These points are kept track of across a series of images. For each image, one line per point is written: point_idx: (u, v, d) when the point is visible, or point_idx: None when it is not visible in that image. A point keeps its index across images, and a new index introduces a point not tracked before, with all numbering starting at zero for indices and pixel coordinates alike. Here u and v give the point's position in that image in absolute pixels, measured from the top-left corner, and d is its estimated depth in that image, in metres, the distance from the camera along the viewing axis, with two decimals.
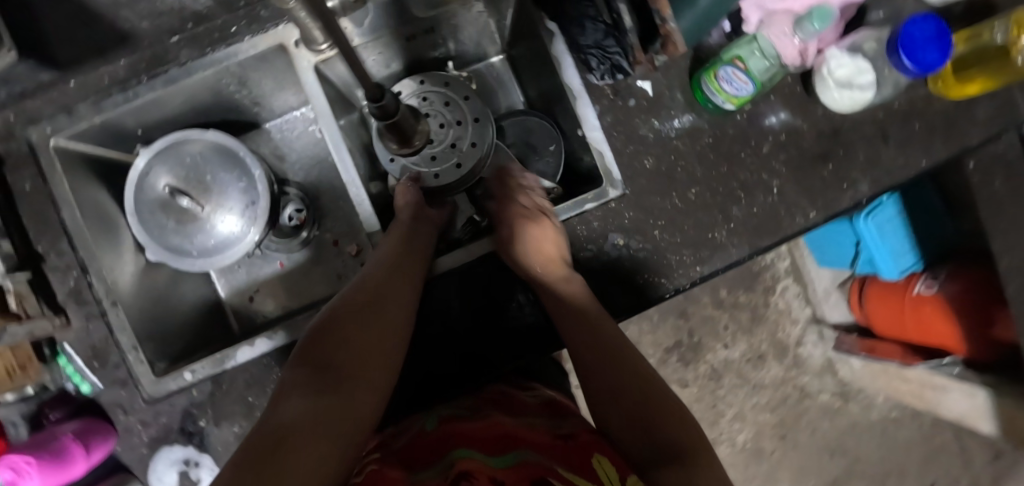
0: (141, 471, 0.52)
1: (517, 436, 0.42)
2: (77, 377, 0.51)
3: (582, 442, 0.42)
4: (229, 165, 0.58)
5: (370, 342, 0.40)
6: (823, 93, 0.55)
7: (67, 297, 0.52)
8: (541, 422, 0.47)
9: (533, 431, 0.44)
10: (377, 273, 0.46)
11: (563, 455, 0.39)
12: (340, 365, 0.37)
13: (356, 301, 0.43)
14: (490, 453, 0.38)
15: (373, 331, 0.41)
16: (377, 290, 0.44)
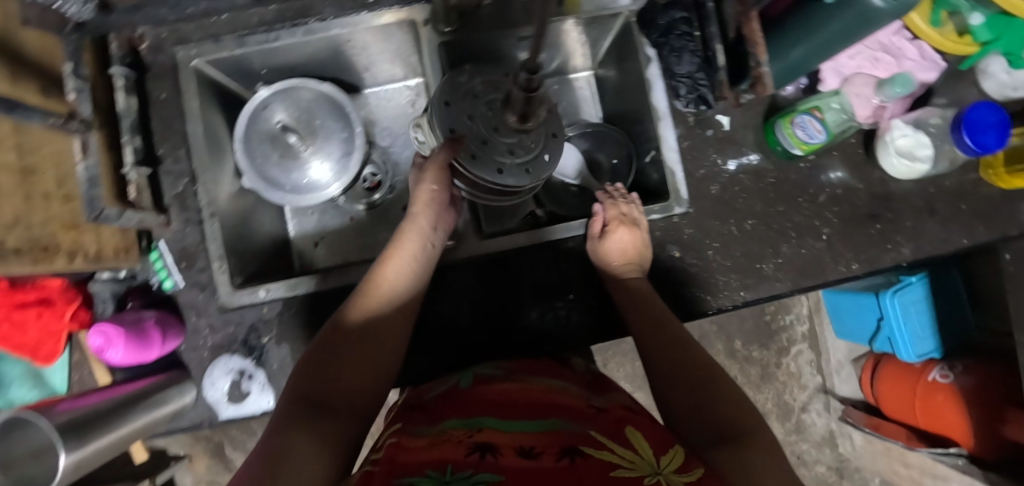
0: (197, 373, 0.56)
1: (551, 403, 0.42)
2: (163, 273, 0.55)
3: (613, 414, 0.42)
4: (336, 116, 0.64)
5: (359, 377, 0.44)
6: (883, 157, 0.60)
7: (173, 200, 0.57)
8: (573, 387, 0.48)
9: (563, 396, 0.44)
10: (371, 302, 0.49)
11: (597, 423, 0.39)
12: (337, 402, 0.41)
13: (344, 334, 0.46)
14: (518, 419, 0.38)
15: (360, 364, 0.45)
16: (365, 325, 0.47)
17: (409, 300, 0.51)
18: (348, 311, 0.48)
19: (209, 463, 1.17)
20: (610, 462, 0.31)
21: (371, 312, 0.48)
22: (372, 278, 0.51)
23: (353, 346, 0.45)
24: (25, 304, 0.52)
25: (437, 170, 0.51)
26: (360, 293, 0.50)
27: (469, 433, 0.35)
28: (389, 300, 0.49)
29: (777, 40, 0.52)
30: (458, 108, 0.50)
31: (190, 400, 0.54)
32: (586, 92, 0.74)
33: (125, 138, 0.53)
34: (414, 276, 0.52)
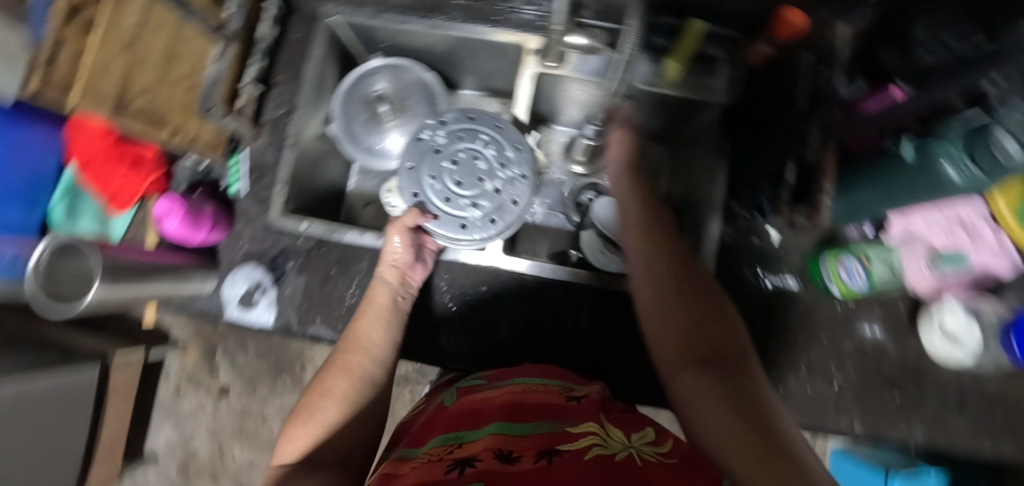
0: (225, 270, 0.62)
1: (534, 405, 0.43)
2: (234, 177, 0.63)
3: (588, 402, 0.44)
4: (427, 102, 0.70)
5: (341, 430, 0.45)
6: (924, 330, 0.59)
7: (268, 121, 0.64)
8: (553, 383, 0.48)
9: (539, 393, 0.45)
10: (352, 358, 0.50)
11: (578, 416, 0.41)
12: (324, 457, 0.43)
13: (322, 393, 0.47)
14: (498, 422, 0.41)
15: (338, 423, 0.46)
16: (347, 387, 0.48)
17: (388, 352, 0.52)
18: (328, 375, 0.49)
19: (198, 360, 1.25)
20: (587, 449, 0.34)
21: (347, 374, 0.49)
22: (350, 333, 0.53)
23: (333, 407, 0.46)
24: (120, 159, 0.59)
25: (400, 232, 0.57)
26: (341, 348, 0.51)
27: (449, 450, 0.38)
28: (366, 356, 0.51)
29: (848, 176, 0.52)
30: (421, 171, 0.58)
31: (207, 289, 0.61)
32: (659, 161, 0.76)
33: (253, 58, 0.61)
34: (392, 330, 0.54)
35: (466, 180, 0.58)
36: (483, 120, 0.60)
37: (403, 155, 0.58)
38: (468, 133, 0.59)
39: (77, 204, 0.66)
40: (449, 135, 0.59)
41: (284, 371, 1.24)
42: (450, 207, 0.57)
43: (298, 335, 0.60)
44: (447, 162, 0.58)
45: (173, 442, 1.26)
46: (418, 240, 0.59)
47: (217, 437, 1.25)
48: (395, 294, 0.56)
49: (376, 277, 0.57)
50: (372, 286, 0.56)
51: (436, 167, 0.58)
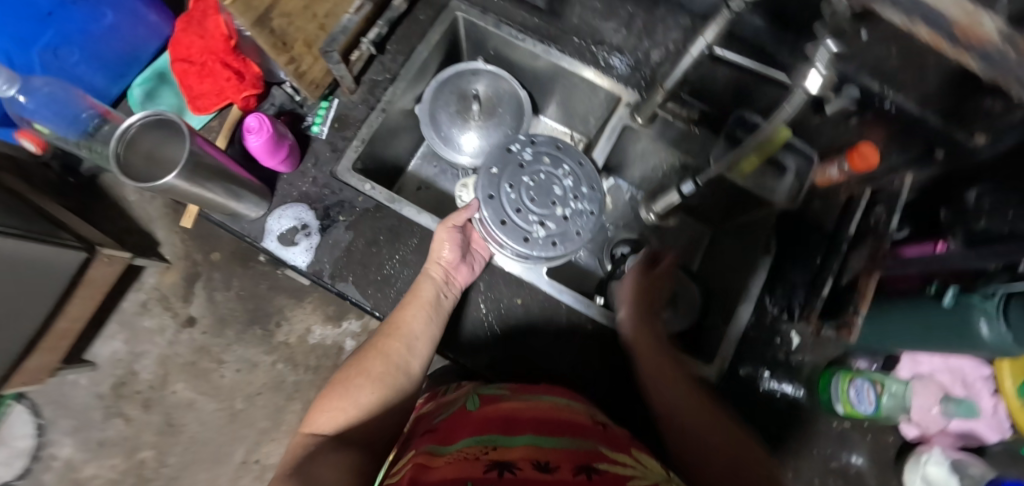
0: (275, 202, 0.63)
1: (568, 420, 0.44)
2: (319, 119, 0.64)
3: (617, 432, 0.46)
4: (513, 116, 0.72)
5: (376, 410, 0.51)
6: (908, 472, 0.61)
7: (368, 81, 0.66)
8: (581, 404, 0.50)
9: (569, 412, 0.47)
10: (392, 345, 0.54)
11: (606, 440, 0.42)
12: (351, 432, 0.48)
13: (360, 372, 0.52)
14: (534, 435, 0.41)
15: (371, 403, 0.50)
16: (382, 371, 0.52)
17: (427, 347, 0.55)
18: (367, 356, 0.53)
19: (176, 282, 1.22)
20: (623, 477, 0.36)
21: (384, 358, 0.53)
22: (392, 319, 0.56)
23: (368, 388, 0.51)
24: (227, 66, 0.63)
25: (447, 229, 0.58)
26: (382, 333, 0.55)
27: (484, 451, 0.39)
28: (404, 343, 0.54)
29: (880, 307, 0.56)
30: (501, 180, 0.60)
31: (253, 214, 0.61)
32: (699, 244, 0.81)
33: (379, 22, 0.64)
34: (433, 321, 0.56)
35: (540, 199, 0.60)
36: (568, 149, 0.63)
37: (490, 157, 0.61)
38: (551, 158, 0.62)
39: (158, 90, 0.67)
40: (534, 155, 0.62)
41: (258, 321, 1.21)
42: (518, 218, 0.59)
43: (325, 287, 0.60)
44: (528, 177, 0.61)
45: (117, 356, 1.19)
46: (466, 238, 0.60)
47: (166, 366, 1.20)
48: (439, 293, 0.57)
49: (422, 272, 0.58)
50: (417, 282, 0.57)
51: (517, 179, 0.60)
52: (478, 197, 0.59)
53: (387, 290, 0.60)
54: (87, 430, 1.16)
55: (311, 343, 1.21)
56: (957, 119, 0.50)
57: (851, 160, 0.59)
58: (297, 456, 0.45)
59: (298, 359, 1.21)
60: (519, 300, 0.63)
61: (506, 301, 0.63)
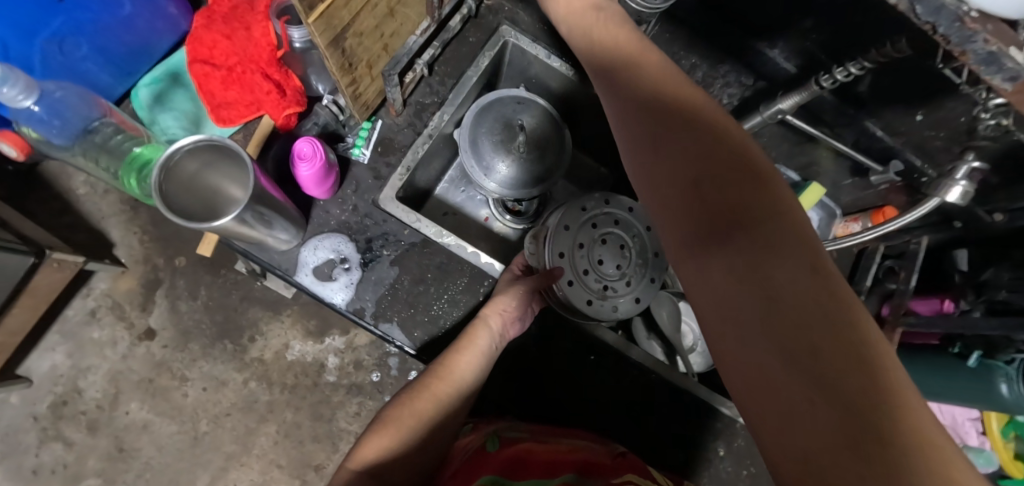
0: (310, 231, 0.57)
1: (593, 457, 0.46)
2: (360, 140, 0.60)
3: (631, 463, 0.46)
4: (554, 149, 0.71)
5: (413, 452, 0.46)
6: None
7: (414, 103, 0.62)
8: (602, 441, 0.51)
9: (595, 449, 0.48)
10: (442, 388, 0.50)
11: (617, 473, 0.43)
12: (391, 481, 0.44)
13: (409, 413, 0.48)
14: (567, 472, 0.42)
15: (414, 446, 0.47)
16: (432, 415, 0.49)
17: (473, 393, 0.52)
18: (416, 398, 0.49)
19: (133, 289, 1.09)
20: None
21: (434, 401, 0.49)
22: (443, 360, 0.52)
23: (411, 429, 0.47)
24: (267, 76, 0.57)
25: (519, 287, 0.56)
26: (432, 374, 0.51)
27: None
28: (455, 388, 0.50)
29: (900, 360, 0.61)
30: (574, 235, 0.59)
31: (285, 245, 0.56)
32: None
33: (434, 43, 0.60)
34: (482, 369, 0.53)
35: (609, 262, 0.59)
36: (640, 215, 0.62)
37: (562, 214, 0.59)
38: (625, 221, 0.61)
39: None
40: (607, 214, 0.61)
41: (229, 335, 1.10)
42: (585, 280, 0.58)
43: (367, 327, 0.55)
44: (599, 238, 0.60)
45: (58, 371, 1.05)
46: (531, 304, 0.57)
47: (118, 383, 1.06)
48: (494, 341, 0.54)
49: (477, 315, 0.55)
50: (474, 327, 0.53)
51: (587, 238, 0.59)
52: (547, 254, 0.58)
53: (435, 334, 0.56)
54: (16, 456, 1.00)
55: (289, 360, 1.10)
56: (981, 198, 0.55)
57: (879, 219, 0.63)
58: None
59: (272, 377, 1.10)
60: None
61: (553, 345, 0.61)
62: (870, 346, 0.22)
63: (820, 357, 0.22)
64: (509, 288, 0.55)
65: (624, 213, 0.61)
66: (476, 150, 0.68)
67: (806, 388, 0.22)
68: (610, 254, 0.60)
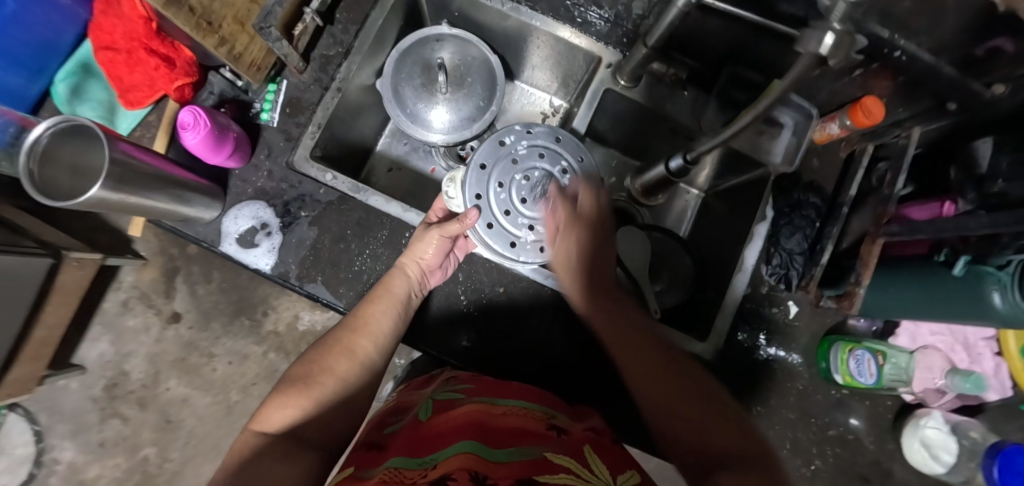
0: (231, 201, 0.58)
1: (512, 429, 0.42)
2: (267, 105, 0.58)
3: (574, 436, 0.43)
4: (486, 85, 0.65)
5: (330, 409, 0.46)
6: (906, 435, 0.60)
7: (318, 58, 0.60)
8: (535, 406, 0.47)
9: (524, 417, 0.44)
10: (357, 342, 0.51)
11: (562, 445, 0.40)
12: (307, 435, 0.43)
13: (322, 369, 0.49)
14: (466, 440, 0.39)
15: (330, 402, 0.47)
16: (348, 370, 0.49)
17: (392, 342, 0.53)
18: (330, 353, 0.50)
19: (156, 279, 1.15)
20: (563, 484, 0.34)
21: (348, 356, 0.50)
22: (358, 314, 0.53)
23: (326, 384, 0.47)
24: (154, 52, 0.56)
25: (439, 237, 0.54)
26: (344, 328, 0.52)
27: (425, 472, 0.37)
28: (370, 341, 0.51)
29: (882, 272, 0.53)
30: (490, 174, 0.53)
31: (207, 217, 0.56)
32: (687, 212, 0.75)
33: None
34: (400, 319, 0.54)
35: (536, 200, 0.53)
36: (567, 144, 0.56)
37: (481, 150, 0.54)
38: (550, 153, 0.55)
39: (87, 85, 0.60)
40: (529, 148, 0.55)
41: (243, 312, 1.15)
42: (507, 223, 0.53)
43: (294, 289, 0.56)
44: (522, 175, 0.54)
45: (106, 357, 1.14)
46: (458, 249, 0.58)
47: (156, 364, 1.15)
48: (410, 291, 0.54)
49: (396, 265, 0.55)
50: (390, 275, 0.54)
51: (508, 177, 0.54)
52: (465, 197, 0.53)
53: (360, 289, 0.56)
54: (85, 432, 1.13)
55: (301, 330, 1.15)
56: (973, 68, 0.45)
57: (854, 115, 0.54)
58: (238, 457, 0.39)
59: (289, 348, 1.15)
60: (502, 289, 0.60)
61: (487, 291, 0.60)
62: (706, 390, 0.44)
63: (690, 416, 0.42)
64: (425, 235, 0.53)
65: (548, 144, 0.55)
66: (398, 98, 0.63)
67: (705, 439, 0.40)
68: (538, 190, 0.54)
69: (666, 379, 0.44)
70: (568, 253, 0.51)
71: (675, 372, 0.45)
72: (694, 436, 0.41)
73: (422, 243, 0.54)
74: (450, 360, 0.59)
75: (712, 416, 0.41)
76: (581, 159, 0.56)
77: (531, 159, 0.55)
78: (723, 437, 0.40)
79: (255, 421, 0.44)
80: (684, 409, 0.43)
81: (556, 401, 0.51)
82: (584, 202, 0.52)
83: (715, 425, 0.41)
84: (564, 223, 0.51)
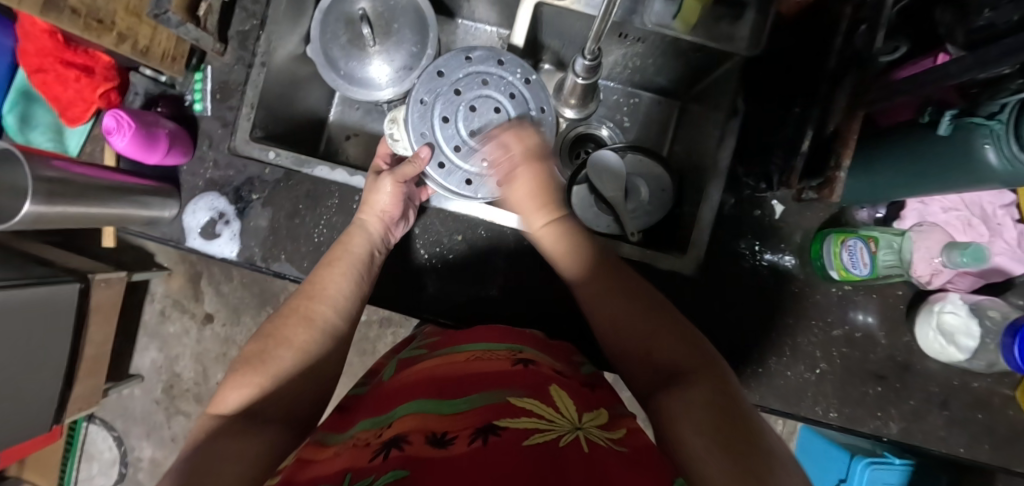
0: (186, 197, 0.58)
1: (468, 374, 0.39)
2: (198, 95, 0.58)
3: (538, 371, 0.40)
4: (416, 29, 0.61)
5: (293, 381, 0.42)
6: (918, 325, 0.55)
7: (236, 36, 0.58)
8: (500, 345, 0.45)
9: (485, 361, 0.41)
10: (315, 308, 0.47)
11: (522, 381, 0.37)
12: (268, 411, 0.39)
13: (278, 342, 0.44)
14: (421, 399, 0.37)
15: (289, 375, 0.42)
16: (307, 339, 0.45)
17: (355, 304, 0.49)
18: (285, 323, 0.45)
19: (183, 285, 1.13)
20: (527, 431, 0.31)
21: (307, 324, 0.45)
22: (314, 279, 0.49)
23: (285, 354, 0.43)
24: (71, 64, 0.56)
25: (394, 184, 0.51)
26: (302, 295, 0.48)
27: (379, 432, 0.34)
28: (330, 306, 0.47)
29: (869, 155, 0.48)
30: (432, 109, 0.50)
31: (167, 216, 0.57)
32: (665, 126, 0.70)
33: None
34: (359, 279, 0.50)
35: (484, 131, 0.50)
36: (511, 65, 0.51)
37: (419, 85, 0.49)
38: (493, 78, 0.50)
39: (31, 111, 0.63)
40: (468, 76, 0.50)
41: (268, 303, 1.12)
42: (455, 159, 0.50)
43: (261, 271, 0.57)
44: (466, 106, 0.50)
45: (157, 363, 1.16)
46: (411, 194, 0.55)
47: (202, 362, 1.15)
48: (373, 248, 0.52)
49: (356, 221, 0.53)
50: (349, 234, 0.52)
51: (452, 109, 0.50)
52: (411, 138, 0.50)
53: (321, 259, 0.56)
54: (157, 431, 1.17)
55: None
56: None
57: None
58: (190, 446, 0.35)
59: None
60: (460, 238, 0.59)
61: (445, 242, 0.59)
62: (689, 367, 0.36)
63: (662, 362, 0.37)
64: (379, 184, 0.52)
65: (491, 68, 0.50)
66: (330, 59, 0.60)
67: (702, 414, 0.31)
68: (487, 121, 0.50)
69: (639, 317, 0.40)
70: (543, 231, 0.46)
71: (658, 313, 0.40)
72: (645, 347, 0.39)
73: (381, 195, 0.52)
74: (424, 316, 0.59)
75: (684, 345, 0.37)
76: (527, 80, 0.51)
77: (469, 85, 0.50)
78: (680, 355, 0.37)
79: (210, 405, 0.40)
80: (651, 341, 0.38)
81: (527, 336, 0.48)
82: (517, 147, 0.45)
83: (686, 354, 0.37)
84: (514, 176, 0.45)
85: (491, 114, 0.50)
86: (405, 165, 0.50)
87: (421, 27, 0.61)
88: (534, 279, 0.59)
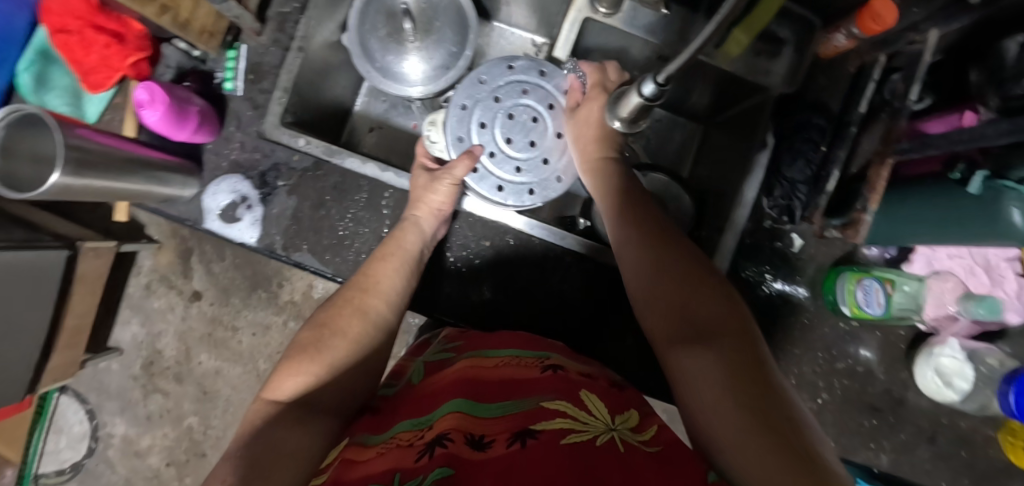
0: (208, 177, 0.57)
1: (501, 380, 0.39)
2: (230, 74, 0.57)
3: (569, 376, 0.40)
4: (457, 29, 0.61)
5: (346, 372, 0.42)
6: (919, 364, 0.58)
7: (274, 18, 0.57)
8: (526, 352, 0.44)
9: (515, 367, 0.41)
10: (368, 301, 0.47)
11: (555, 383, 0.37)
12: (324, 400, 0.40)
13: (333, 332, 0.44)
14: (455, 400, 0.37)
15: (343, 367, 0.42)
16: (361, 331, 0.45)
17: (404, 300, 0.49)
18: (339, 314, 0.45)
19: (173, 261, 1.09)
20: (563, 430, 0.31)
21: (361, 317, 0.46)
22: (366, 271, 0.49)
23: (341, 346, 0.43)
24: (101, 29, 0.54)
25: (450, 184, 0.50)
26: (354, 287, 0.48)
27: (420, 433, 0.34)
28: (383, 301, 0.47)
29: (894, 201, 0.50)
30: (472, 115, 0.49)
31: (187, 195, 0.56)
32: (688, 148, 0.71)
33: None
34: (409, 276, 0.50)
35: (521, 140, 0.50)
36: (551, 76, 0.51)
37: (459, 91, 0.49)
38: (534, 88, 0.50)
39: (46, 73, 0.60)
40: (509, 84, 0.50)
41: (260, 285, 1.08)
42: (492, 165, 0.49)
43: (281, 260, 0.56)
44: (504, 114, 0.50)
45: (139, 338, 1.12)
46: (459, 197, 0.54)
47: (186, 340, 1.11)
48: (423, 245, 0.52)
49: (407, 217, 0.52)
50: (403, 229, 0.51)
51: (490, 116, 0.49)
52: (448, 143, 0.50)
53: (345, 255, 0.56)
54: (132, 408, 1.13)
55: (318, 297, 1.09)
56: None
57: (862, 20, 0.48)
58: (248, 433, 0.36)
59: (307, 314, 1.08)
60: (488, 243, 0.59)
61: (472, 246, 0.59)
62: (719, 328, 0.33)
63: (694, 316, 0.35)
64: (436, 185, 0.51)
65: (533, 78, 0.50)
66: (366, 49, 0.59)
67: (726, 377, 0.30)
68: (524, 129, 0.50)
69: (686, 277, 0.38)
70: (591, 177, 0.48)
71: (693, 269, 0.38)
72: (682, 303, 0.37)
73: (439, 195, 0.51)
74: (443, 316, 0.59)
75: (723, 306, 0.35)
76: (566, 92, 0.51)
77: (511, 94, 0.50)
78: (727, 319, 0.34)
79: (264, 389, 0.41)
80: (694, 299, 0.36)
81: (551, 345, 0.48)
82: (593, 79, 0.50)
83: (725, 316, 0.34)
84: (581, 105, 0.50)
85: (529, 124, 0.50)
86: (455, 163, 0.49)
87: (461, 28, 0.60)
88: (555, 288, 0.60)
